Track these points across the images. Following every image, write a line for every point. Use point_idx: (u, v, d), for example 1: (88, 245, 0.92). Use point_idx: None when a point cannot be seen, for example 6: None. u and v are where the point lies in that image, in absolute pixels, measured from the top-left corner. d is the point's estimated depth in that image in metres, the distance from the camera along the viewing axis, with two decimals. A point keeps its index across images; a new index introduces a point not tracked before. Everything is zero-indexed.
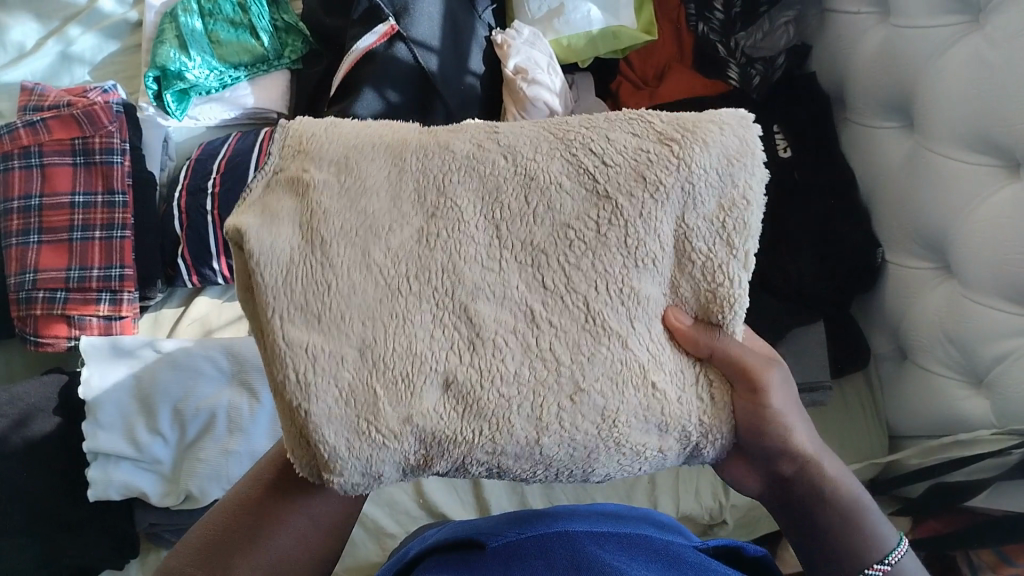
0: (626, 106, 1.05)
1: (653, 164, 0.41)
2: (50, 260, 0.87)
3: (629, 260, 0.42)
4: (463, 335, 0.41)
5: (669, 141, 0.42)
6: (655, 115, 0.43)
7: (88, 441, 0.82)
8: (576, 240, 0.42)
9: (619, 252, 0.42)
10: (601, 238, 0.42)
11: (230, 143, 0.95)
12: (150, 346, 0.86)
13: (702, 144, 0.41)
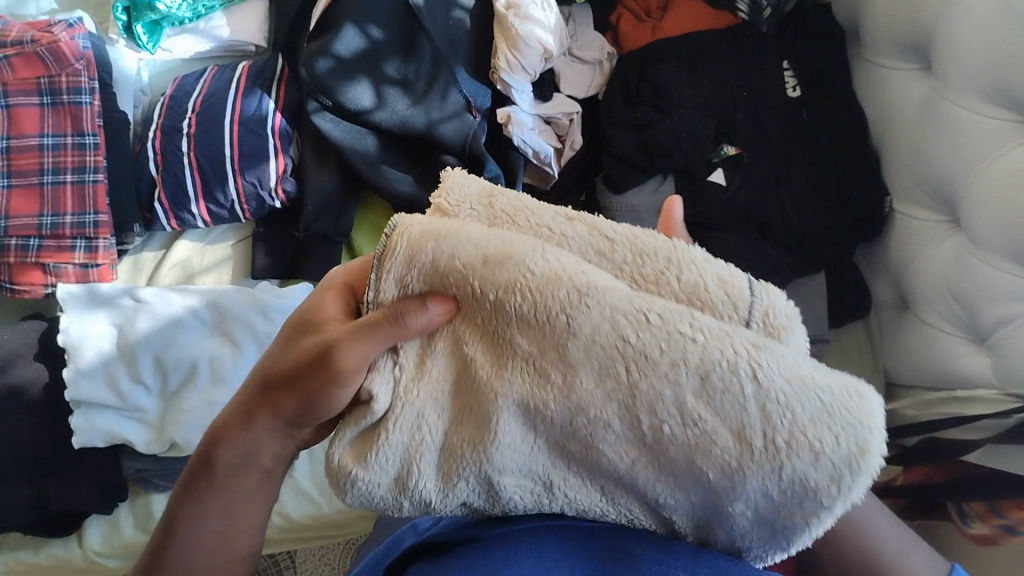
0: (626, 42, 0.98)
1: (757, 452, 0.32)
2: (21, 206, 0.83)
3: (642, 502, 0.37)
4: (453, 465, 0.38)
5: (768, 415, 0.32)
6: (810, 401, 0.32)
7: (70, 390, 0.81)
8: (610, 467, 0.36)
9: (634, 497, 0.37)
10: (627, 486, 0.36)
11: (206, 79, 0.90)
12: (128, 294, 0.85)
13: (818, 433, 0.31)
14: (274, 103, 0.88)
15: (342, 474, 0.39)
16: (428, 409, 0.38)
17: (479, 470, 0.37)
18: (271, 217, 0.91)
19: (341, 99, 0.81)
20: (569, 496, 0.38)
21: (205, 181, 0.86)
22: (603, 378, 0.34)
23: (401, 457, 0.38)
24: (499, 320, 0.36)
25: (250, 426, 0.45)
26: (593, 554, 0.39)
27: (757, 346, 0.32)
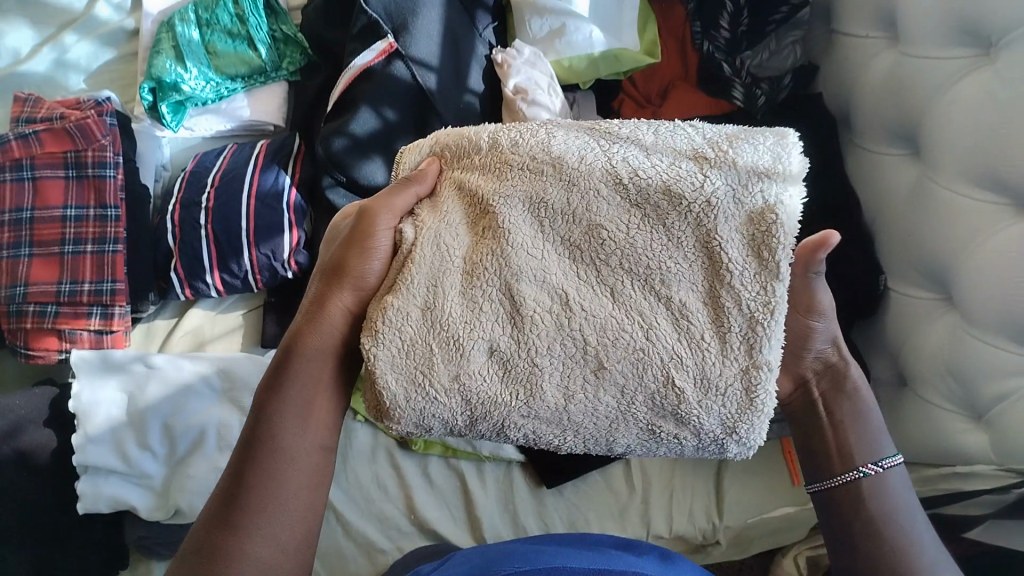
0: None
1: (682, 179, 0.47)
2: (42, 274, 0.86)
3: (652, 299, 0.48)
4: (480, 281, 0.49)
5: (701, 158, 0.47)
6: (733, 154, 0.47)
7: (77, 455, 0.82)
8: (607, 242, 0.49)
9: (641, 292, 0.49)
10: (617, 286, 0.49)
11: (226, 155, 0.93)
12: (140, 361, 0.87)
13: (730, 163, 0.46)
14: (290, 179, 0.92)
15: (388, 309, 0.50)
16: (449, 231, 0.51)
17: (504, 271, 0.49)
18: (282, 288, 0.94)
19: (357, 175, 0.84)
20: (583, 303, 0.49)
21: (220, 252, 0.89)
22: (613, 181, 0.48)
23: (433, 280, 0.50)
24: (506, 178, 0.50)
25: (320, 313, 0.55)
26: (629, 363, 0.48)
27: (692, 128, 0.49)
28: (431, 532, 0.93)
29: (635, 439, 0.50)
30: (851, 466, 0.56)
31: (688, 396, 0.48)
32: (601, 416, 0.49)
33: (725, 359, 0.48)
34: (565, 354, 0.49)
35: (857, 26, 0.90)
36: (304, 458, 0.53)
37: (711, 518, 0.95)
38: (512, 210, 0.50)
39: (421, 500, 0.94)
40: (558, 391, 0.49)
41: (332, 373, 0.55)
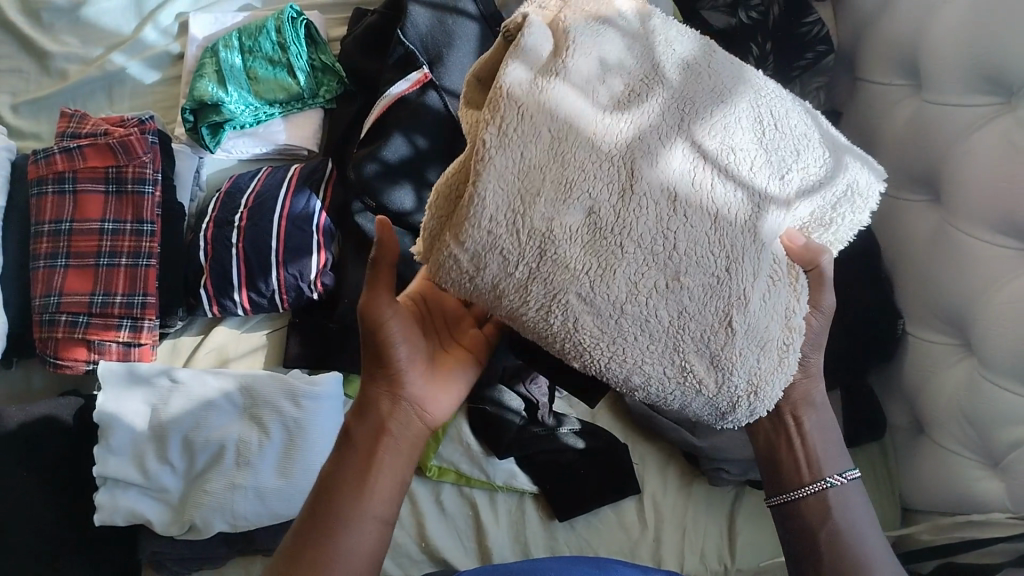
0: None
1: (806, 149, 0.52)
2: (76, 284, 0.88)
3: (747, 233, 0.50)
4: (605, 147, 0.48)
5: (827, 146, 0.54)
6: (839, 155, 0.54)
7: (97, 465, 0.84)
8: (731, 160, 0.49)
9: (737, 227, 0.49)
10: (723, 208, 0.49)
11: (259, 178, 0.96)
12: (165, 374, 0.88)
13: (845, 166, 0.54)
14: (321, 204, 0.94)
15: (516, 119, 0.46)
16: (590, 90, 0.48)
17: (634, 143, 0.48)
18: (307, 309, 0.95)
19: (386, 201, 0.87)
20: (696, 198, 0.49)
21: (249, 271, 0.91)
22: (744, 117, 0.51)
23: (570, 123, 0.47)
24: (651, 70, 0.50)
25: (367, 396, 0.63)
26: (705, 278, 0.49)
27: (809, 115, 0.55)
28: (440, 560, 0.93)
29: (670, 376, 0.52)
30: (819, 477, 0.62)
31: (738, 343, 0.51)
32: (650, 330, 0.50)
33: (773, 322, 0.52)
34: (657, 246, 0.48)
35: (879, 74, 0.93)
36: (361, 522, 0.59)
37: (723, 559, 0.93)
38: (653, 96, 0.49)
39: (432, 528, 0.94)
40: (637, 292, 0.49)
41: (388, 447, 0.62)
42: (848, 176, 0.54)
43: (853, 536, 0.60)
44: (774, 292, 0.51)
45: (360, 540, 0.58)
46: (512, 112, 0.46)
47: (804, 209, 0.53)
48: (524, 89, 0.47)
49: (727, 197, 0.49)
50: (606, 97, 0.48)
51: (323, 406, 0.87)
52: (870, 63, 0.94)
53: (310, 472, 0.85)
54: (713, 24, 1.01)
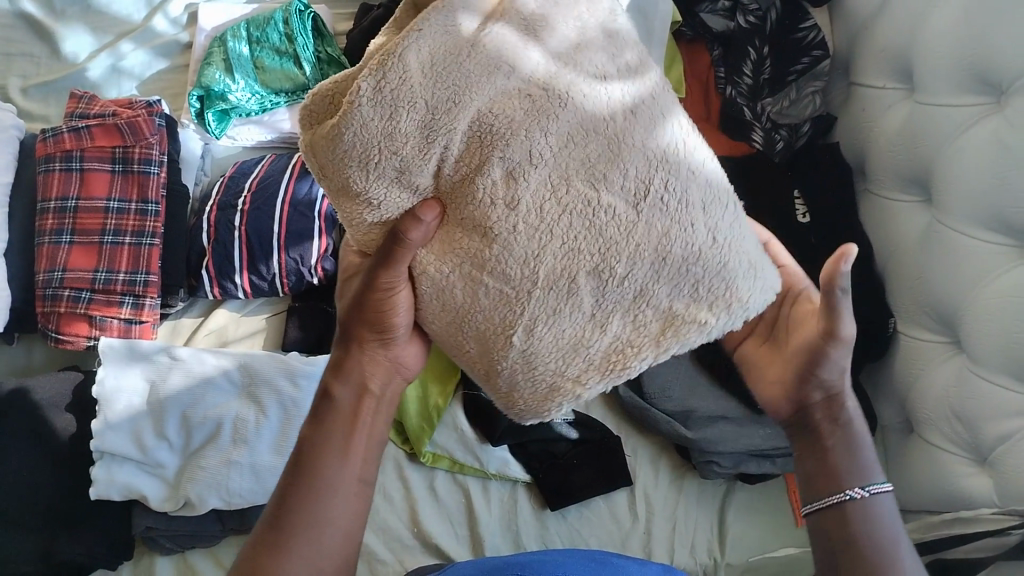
0: None
1: (673, 249, 0.50)
2: (79, 261, 0.89)
3: (586, 270, 0.50)
4: (455, 129, 0.49)
5: (694, 266, 0.50)
6: (714, 274, 0.50)
7: (95, 440, 0.85)
8: (577, 206, 0.49)
9: (559, 262, 0.50)
10: (564, 229, 0.50)
11: (264, 164, 0.98)
12: (165, 353, 0.89)
13: (712, 286, 0.50)
14: (323, 190, 0.95)
15: (419, 53, 0.48)
16: (460, 78, 0.48)
17: (505, 131, 0.49)
18: (308, 294, 0.97)
19: None
20: (546, 209, 0.50)
21: (251, 254, 0.92)
22: (630, 179, 0.49)
23: (446, 86, 0.48)
24: (559, 92, 0.49)
25: (353, 358, 0.63)
26: (501, 282, 0.51)
27: (730, 228, 0.51)
28: (432, 547, 0.93)
29: (451, 343, 0.57)
30: (839, 489, 0.58)
31: (511, 351, 0.53)
32: (441, 295, 0.54)
33: (568, 366, 0.52)
34: (484, 225, 0.51)
35: (874, 77, 0.94)
36: (341, 486, 0.58)
37: (713, 553, 0.94)
38: (534, 112, 0.49)
39: (424, 514, 0.95)
40: (452, 259, 0.53)
41: (367, 410, 0.62)
42: (733, 266, 0.51)
43: (871, 545, 0.56)
44: (577, 342, 0.52)
45: (345, 506, 0.58)
46: (423, 40, 0.48)
47: (660, 289, 0.51)
48: (441, 33, 0.48)
49: (585, 219, 0.50)
50: (502, 81, 0.49)
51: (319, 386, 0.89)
52: (865, 68, 0.96)
53: None
54: (711, 26, 1.08)
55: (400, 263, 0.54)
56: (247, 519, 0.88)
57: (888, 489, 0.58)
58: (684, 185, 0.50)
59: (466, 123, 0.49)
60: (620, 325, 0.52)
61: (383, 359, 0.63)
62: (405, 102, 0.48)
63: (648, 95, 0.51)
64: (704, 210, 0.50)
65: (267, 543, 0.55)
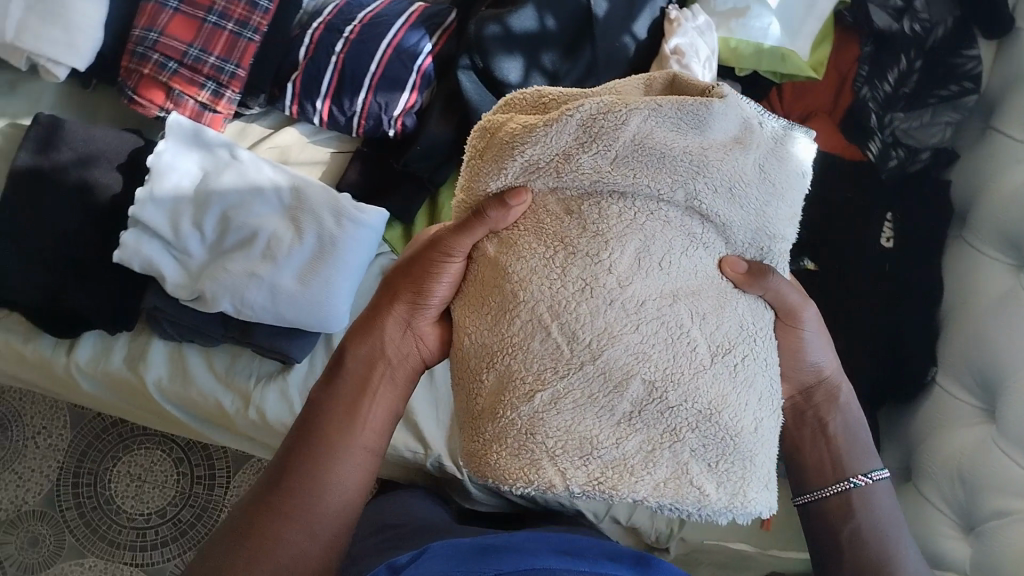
0: None
1: (703, 429, 0.48)
2: (177, 30, 0.88)
3: (608, 383, 0.48)
4: (581, 167, 0.48)
5: (726, 438, 0.48)
6: (723, 462, 0.49)
7: (135, 207, 0.85)
8: (649, 319, 0.48)
9: (609, 360, 0.48)
10: (626, 331, 0.48)
11: (382, 2, 0.95)
12: (227, 149, 0.89)
13: (716, 475, 0.49)
14: (430, 48, 0.93)
15: (667, 127, 0.47)
16: (605, 138, 0.47)
17: (641, 209, 0.48)
18: (379, 144, 0.96)
19: (493, 64, 0.86)
20: (644, 301, 0.48)
21: (340, 86, 0.91)
22: (700, 314, 0.49)
23: (662, 168, 0.47)
24: (695, 190, 0.48)
25: (379, 326, 0.63)
26: (563, 339, 0.48)
27: (760, 421, 0.50)
28: (410, 422, 0.94)
29: (464, 382, 0.52)
30: (843, 477, 0.64)
31: (523, 408, 0.48)
32: (498, 319, 0.50)
33: (561, 455, 0.48)
34: (589, 282, 0.48)
35: (1015, 127, 0.89)
36: (342, 455, 0.60)
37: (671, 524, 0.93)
38: (660, 203, 0.48)
39: (412, 391, 0.94)
40: (532, 292, 0.49)
41: (378, 375, 0.63)
42: (729, 455, 0.49)
43: (874, 535, 0.62)
44: (571, 433, 0.48)
45: (346, 474, 0.60)
46: (669, 123, 0.47)
47: (692, 438, 0.48)
48: (690, 121, 0.47)
49: (669, 330, 0.48)
50: (651, 145, 0.47)
51: (360, 234, 0.86)
52: (1010, 115, 0.90)
53: (324, 289, 0.85)
54: (874, 20, 0.97)
55: (471, 234, 0.53)
56: (249, 334, 0.88)
57: (885, 477, 0.65)
58: (763, 350, 0.51)
59: (596, 169, 0.47)
60: (636, 449, 0.48)
61: (404, 338, 0.63)
62: (562, 135, 0.47)
63: (758, 237, 0.50)
64: (747, 391, 0.49)
65: (266, 510, 0.58)
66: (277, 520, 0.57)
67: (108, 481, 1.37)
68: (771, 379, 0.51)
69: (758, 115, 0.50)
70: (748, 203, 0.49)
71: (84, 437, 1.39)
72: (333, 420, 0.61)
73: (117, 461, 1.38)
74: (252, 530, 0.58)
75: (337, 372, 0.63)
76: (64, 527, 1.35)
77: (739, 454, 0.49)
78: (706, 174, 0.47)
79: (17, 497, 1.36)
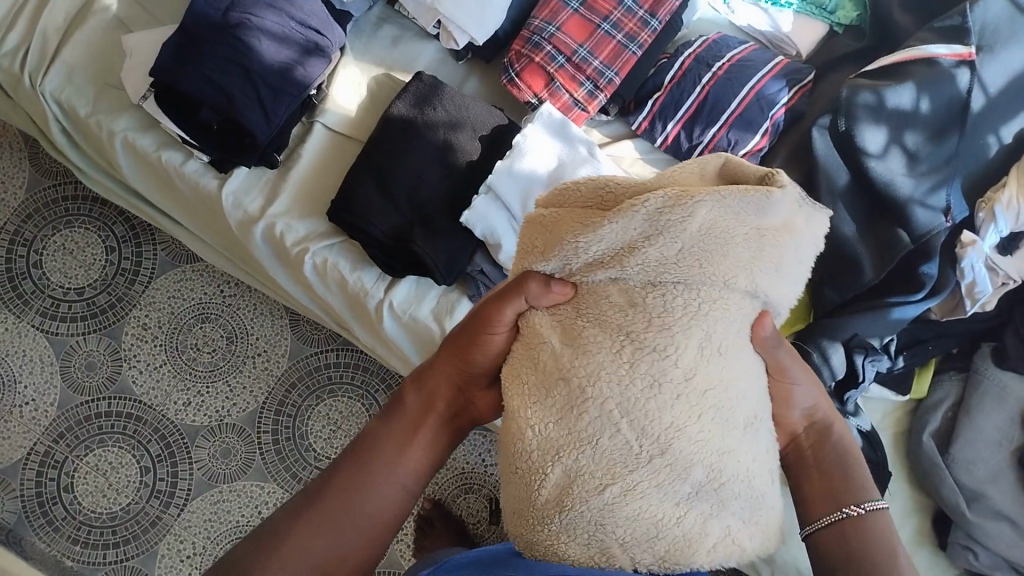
0: None
1: (727, 492, 0.52)
2: (573, 30, 0.95)
3: (631, 462, 0.52)
4: (660, 267, 0.50)
5: (754, 493, 0.54)
6: (746, 507, 0.54)
7: (495, 176, 0.92)
8: (694, 401, 0.51)
9: (636, 437, 0.52)
10: (652, 420, 0.51)
11: (747, 47, 1.00)
12: (586, 146, 0.95)
13: (748, 523, 0.54)
14: (786, 101, 0.98)
15: (731, 218, 0.48)
16: (664, 230, 0.48)
17: (706, 297, 0.50)
18: None
19: (856, 130, 0.90)
20: (697, 387, 0.51)
21: (695, 116, 0.97)
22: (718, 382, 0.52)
23: (720, 259, 0.49)
24: (738, 278, 0.50)
25: (433, 377, 0.66)
26: (630, 428, 0.52)
27: (771, 463, 0.55)
28: None
29: (523, 475, 0.55)
30: (835, 506, 0.60)
31: (593, 500, 0.52)
32: (564, 415, 0.53)
33: (630, 542, 0.53)
34: (655, 377, 0.51)
35: None
36: (368, 512, 0.62)
37: None
38: (721, 290, 0.50)
39: None
40: (601, 387, 0.52)
41: (427, 426, 0.66)
42: (739, 515, 0.54)
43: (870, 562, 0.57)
44: (662, 513, 0.52)
45: (375, 514, 0.62)
46: (731, 211, 0.48)
47: (733, 503, 0.53)
48: (749, 210, 0.48)
49: (724, 418, 0.52)
50: (682, 238, 0.49)
51: None
52: None
53: None
54: None
55: (512, 306, 0.57)
56: None
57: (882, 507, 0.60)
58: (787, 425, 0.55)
59: (665, 262, 0.50)
60: (692, 523, 0.53)
61: (453, 396, 0.66)
62: (630, 240, 0.50)
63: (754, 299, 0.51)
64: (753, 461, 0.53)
65: (290, 527, 0.60)
66: (284, 559, 0.59)
67: (306, 418, 1.44)
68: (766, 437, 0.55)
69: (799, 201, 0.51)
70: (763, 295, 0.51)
71: (295, 371, 1.46)
72: (362, 474, 0.63)
73: (319, 402, 1.45)
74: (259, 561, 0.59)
75: (380, 426, 0.66)
76: (256, 448, 1.42)
77: (753, 510, 0.54)
78: (749, 270, 0.50)
79: (223, 408, 1.44)
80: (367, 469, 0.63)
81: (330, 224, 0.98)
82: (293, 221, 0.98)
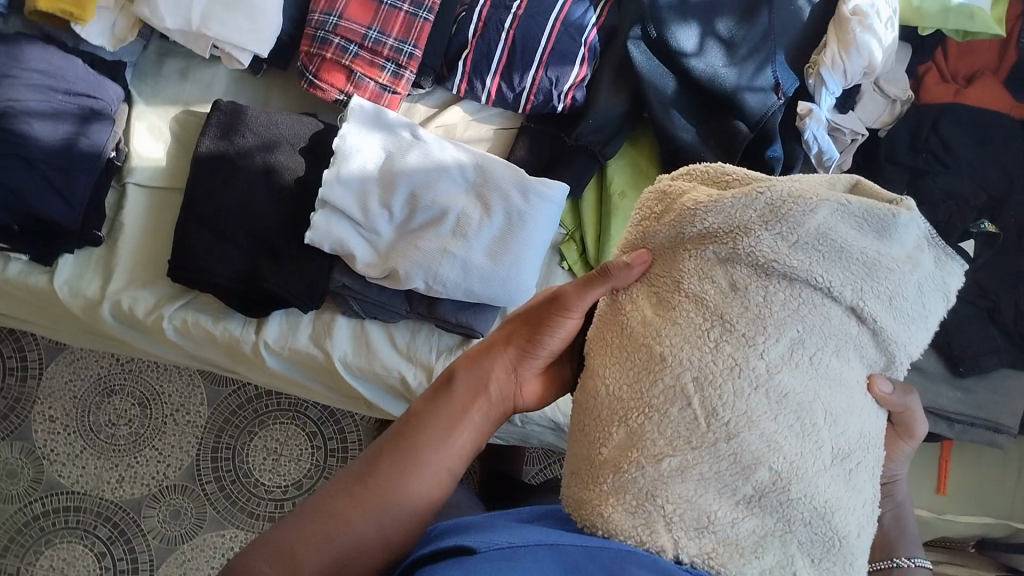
0: (926, 96, 0.99)
1: (805, 526, 0.48)
2: (356, 13, 0.91)
3: (708, 445, 0.48)
4: (768, 240, 0.48)
5: (831, 540, 0.49)
6: (816, 545, 0.49)
7: (324, 189, 0.88)
8: (785, 405, 0.48)
9: (712, 430, 0.48)
10: (727, 411, 0.48)
11: None
12: (408, 129, 0.90)
13: (821, 573, 0.49)
14: (594, 19, 0.93)
15: (850, 226, 0.48)
16: (785, 223, 0.48)
17: (807, 300, 0.48)
18: (546, 118, 0.97)
19: (669, 35, 0.88)
20: (787, 393, 0.48)
21: (509, 62, 0.92)
22: (808, 375, 0.49)
23: (837, 257, 0.48)
24: (859, 276, 0.48)
25: (492, 360, 0.61)
26: (704, 417, 0.48)
27: (856, 508, 0.50)
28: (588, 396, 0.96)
29: (591, 429, 0.52)
30: (885, 555, 0.62)
31: (650, 469, 0.48)
32: (639, 377, 0.51)
33: (676, 524, 0.47)
34: (737, 362, 0.48)
35: None
36: (411, 498, 0.54)
37: None
38: (828, 276, 0.48)
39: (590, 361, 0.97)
40: (681, 358, 0.49)
41: (477, 411, 0.59)
42: (806, 558, 0.48)
43: None
44: (722, 492, 0.48)
45: (416, 498, 0.54)
46: (852, 222, 0.48)
47: (800, 531, 0.48)
48: (872, 227, 0.48)
49: (802, 425, 0.48)
50: (806, 228, 0.47)
51: (545, 209, 0.89)
52: None
53: (515, 266, 0.88)
54: None
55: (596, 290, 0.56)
56: (437, 310, 0.91)
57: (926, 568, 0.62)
58: (873, 460, 0.51)
59: (773, 248, 0.48)
60: (750, 531, 0.47)
61: (508, 379, 0.61)
62: (746, 224, 0.49)
63: (873, 299, 0.48)
64: (834, 493, 0.49)
65: (327, 512, 0.53)
66: (325, 535, 0.51)
67: (245, 455, 1.28)
68: (866, 482, 0.51)
69: (928, 238, 0.50)
70: (872, 306, 0.48)
71: (220, 413, 1.30)
72: (406, 453, 0.56)
73: (253, 437, 1.29)
74: (291, 549, 0.51)
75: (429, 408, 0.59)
76: (205, 501, 1.27)
77: (822, 548, 0.49)
78: (868, 271, 0.48)
79: (158, 472, 1.28)
80: (416, 450, 0.56)
81: (175, 284, 0.94)
82: (137, 291, 0.93)
